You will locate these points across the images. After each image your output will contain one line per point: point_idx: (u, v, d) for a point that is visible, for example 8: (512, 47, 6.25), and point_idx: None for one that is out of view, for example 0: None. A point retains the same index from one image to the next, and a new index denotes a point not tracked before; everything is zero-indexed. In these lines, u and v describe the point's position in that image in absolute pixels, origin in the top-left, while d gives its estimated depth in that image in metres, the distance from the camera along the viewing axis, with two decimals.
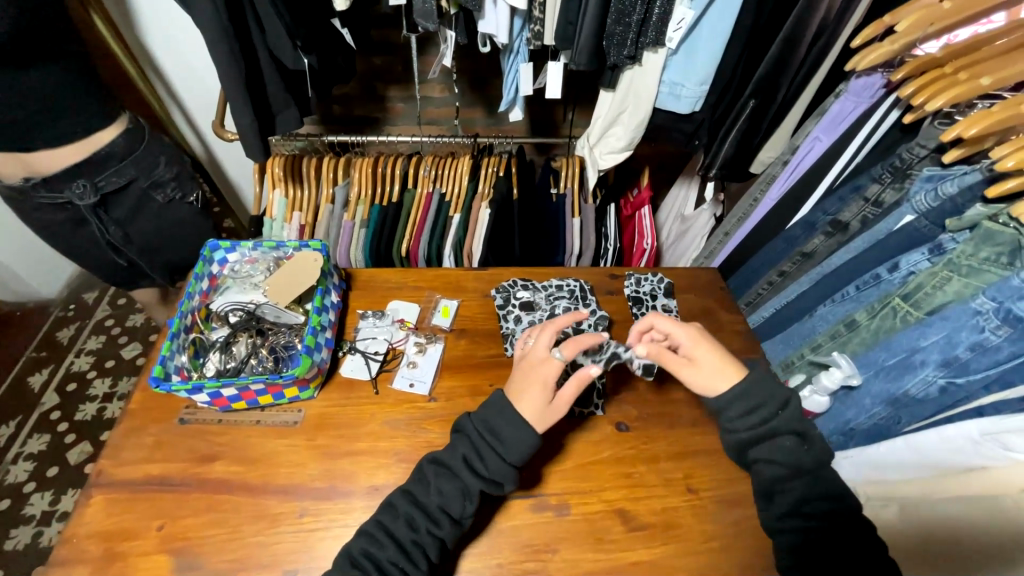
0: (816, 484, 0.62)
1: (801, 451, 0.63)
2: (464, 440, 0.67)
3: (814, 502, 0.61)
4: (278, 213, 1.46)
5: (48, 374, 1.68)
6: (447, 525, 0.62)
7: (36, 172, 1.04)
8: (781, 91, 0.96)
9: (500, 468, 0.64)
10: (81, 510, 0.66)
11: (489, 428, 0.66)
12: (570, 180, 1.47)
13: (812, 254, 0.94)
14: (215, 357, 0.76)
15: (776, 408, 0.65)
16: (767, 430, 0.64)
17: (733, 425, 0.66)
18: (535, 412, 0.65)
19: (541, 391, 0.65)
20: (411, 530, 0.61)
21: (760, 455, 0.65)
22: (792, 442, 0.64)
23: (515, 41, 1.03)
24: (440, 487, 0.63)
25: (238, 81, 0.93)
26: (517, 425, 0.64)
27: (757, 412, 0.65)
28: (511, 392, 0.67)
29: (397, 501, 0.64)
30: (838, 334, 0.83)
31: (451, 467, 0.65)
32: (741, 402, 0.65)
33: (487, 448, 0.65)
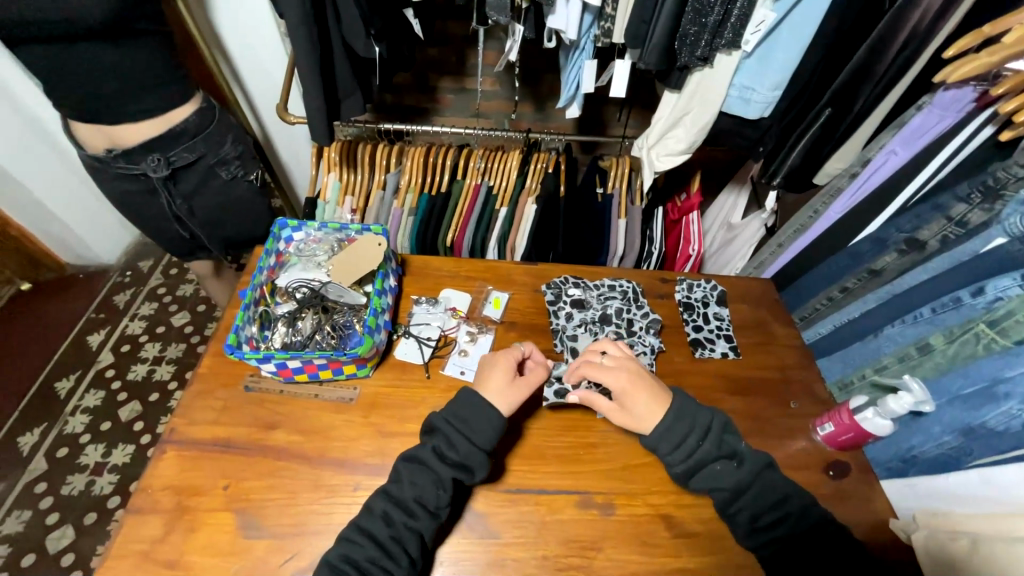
0: (760, 496, 0.66)
1: (734, 471, 0.66)
2: (433, 435, 0.67)
3: (767, 515, 0.66)
4: (330, 196, 1.50)
5: (105, 335, 1.79)
6: (423, 516, 0.63)
7: (118, 145, 1.10)
8: (860, 100, 0.91)
9: (471, 455, 0.65)
10: (155, 463, 0.71)
11: (456, 417, 0.67)
12: (618, 180, 1.45)
13: (880, 271, 0.91)
14: (281, 329, 0.80)
15: (697, 439, 0.66)
16: (696, 461, 0.66)
17: (669, 460, 0.67)
18: (503, 397, 0.69)
19: (506, 373, 0.71)
20: (388, 525, 0.62)
21: (702, 485, 0.67)
22: (723, 464, 0.67)
23: (582, 37, 1.01)
24: (413, 479, 0.64)
25: (312, 66, 0.96)
26: (482, 413, 0.67)
27: (682, 446, 0.66)
28: (476, 387, 0.70)
29: (372, 502, 0.64)
30: (908, 357, 0.81)
31: (423, 461, 0.65)
32: (666, 438, 0.66)
33: (456, 437, 0.66)
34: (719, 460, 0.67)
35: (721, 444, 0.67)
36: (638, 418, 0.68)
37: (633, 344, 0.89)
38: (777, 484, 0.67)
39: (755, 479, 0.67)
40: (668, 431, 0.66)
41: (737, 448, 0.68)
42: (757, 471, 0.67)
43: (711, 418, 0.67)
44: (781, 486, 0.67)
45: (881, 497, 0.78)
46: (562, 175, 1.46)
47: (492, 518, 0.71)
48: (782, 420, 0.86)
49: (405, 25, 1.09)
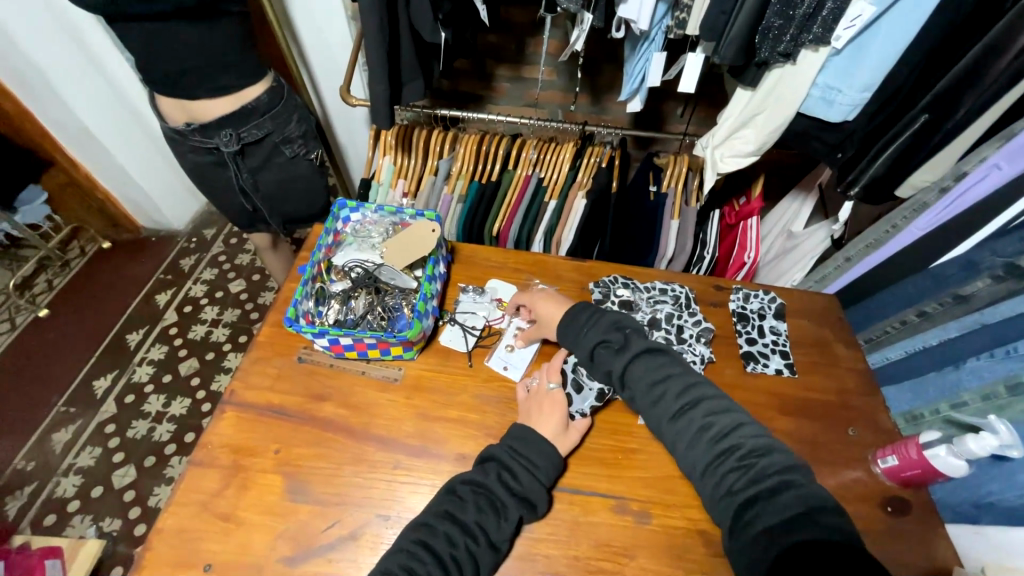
0: (646, 374, 0.69)
1: (617, 351, 0.72)
2: (496, 462, 0.68)
3: (658, 395, 0.67)
4: (383, 178, 1.53)
5: (171, 295, 1.93)
6: (483, 543, 0.62)
7: (196, 119, 1.17)
8: (964, 106, 0.81)
9: (533, 488, 0.67)
10: (215, 421, 0.76)
11: (522, 448, 0.69)
12: (674, 179, 1.40)
13: (967, 297, 0.82)
14: (335, 306, 0.83)
15: (584, 325, 0.75)
16: (582, 342, 0.75)
17: (570, 346, 0.76)
18: (557, 438, 0.72)
19: (560, 421, 0.73)
20: (451, 544, 0.61)
21: (598, 368, 0.73)
22: (605, 346, 0.73)
23: (653, 29, 0.97)
24: (478, 503, 0.64)
25: (379, 50, 0.97)
26: (545, 449, 0.69)
27: (579, 331, 0.75)
28: (532, 421, 0.73)
29: (432, 520, 0.63)
30: (994, 397, 0.74)
31: (487, 486, 0.66)
32: (574, 324, 0.76)
33: (521, 466, 0.67)
34: (604, 342, 0.73)
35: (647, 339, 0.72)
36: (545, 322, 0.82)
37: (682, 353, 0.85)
38: (656, 365, 0.69)
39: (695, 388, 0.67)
40: (568, 326, 0.77)
41: (628, 335, 0.73)
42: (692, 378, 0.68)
43: (587, 307, 0.77)
44: (715, 397, 0.66)
45: (944, 541, 0.71)
46: (615, 170, 1.43)
47: None
48: (837, 447, 0.81)
49: (470, 11, 1.09)
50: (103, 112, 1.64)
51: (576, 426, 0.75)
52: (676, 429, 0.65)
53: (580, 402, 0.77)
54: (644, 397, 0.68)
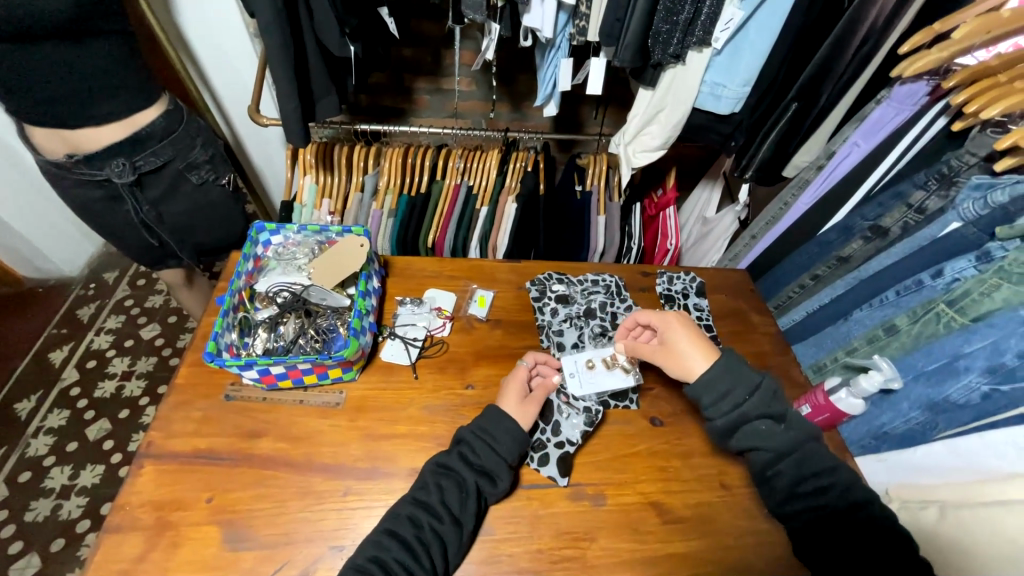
0: (804, 461, 0.67)
1: (779, 432, 0.68)
2: (461, 440, 0.70)
3: (808, 482, 0.67)
4: (307, 199, 1.47)
5: (68, 351, 1.71)
6: (448, 521, 0.64)
7: (79, 150, 1.05)
8: (825, 93, 0.94)
9: (494, 463, 0.68)
10: (132, 479, 0.68)
11: (483, 425, 0.70)
12: (596, 178, 1.48)
13: (848, 258, 0.94)
14: (262, 334, 0.78)
15: (743, 395, 0.69)
16: (740, 416, 0.68)
17: (710, 412, 0.70)
18: (518, 412, 0.72)
19: (515, 389, 0.74)
20: (414, 527, 0.63)
21: (743, 442, 0.69)
22: (768, 424, 0.68)
23: (558, 36, 1.03)
24: (440, 485, 0.66)
25: (287, 66, 0.94)
26: (508, 426, 0.70)
27: (727, 398, 0.69)
28: (499, 399, 0.74)
29: (400, 508, 0.65)
30: (877, 338, 0.83)
31: (449, 466, 0.68)
32: (709, 388, 0.70)
33: (481, 442, 0.69)
34: (765, 420, 0.68)
35: (771, 404, 0.69)
36: (680, 362, 0.74)
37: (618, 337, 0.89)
38: (821, 455, 0.68)
39: (800, 445, 0.68)
40: (707, 384, 0.70)
41: (788, 415, 0.69)
42: (802, 439, 0.68)
43: (762, 379, 0.70)
44: (827, 458, 0.68)
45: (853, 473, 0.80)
46: (541, 173, 1.48)
47: (486, 514, 0.71)
48: None
49: (379, 25, 1.09)
50: None
51: (535, 396, 0.74)
52: (806, 505, 0.66)
53: (570, 429, 0.78)
54: (789, 476, 0.67)
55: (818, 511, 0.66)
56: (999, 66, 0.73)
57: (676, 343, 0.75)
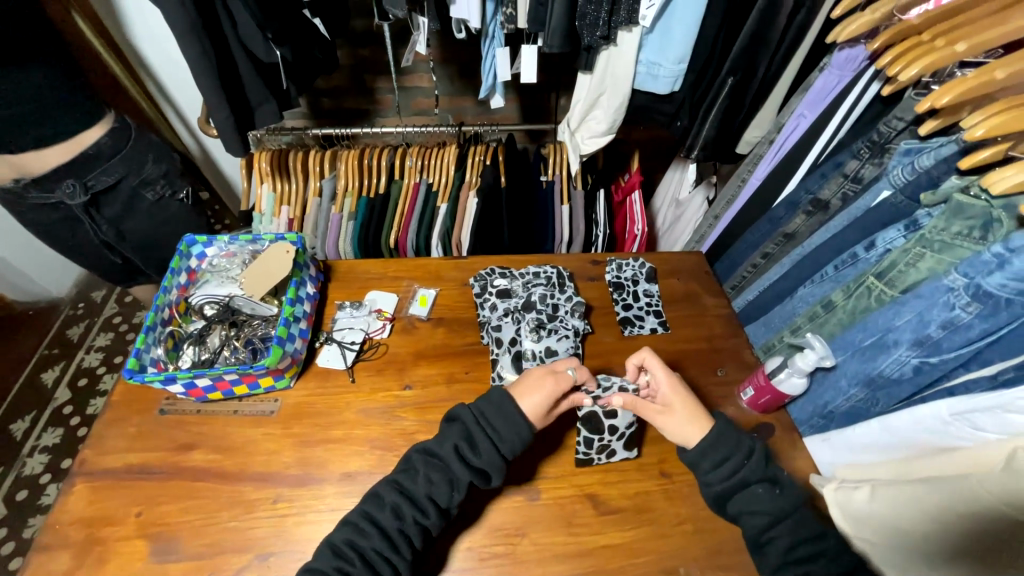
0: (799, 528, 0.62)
1: (774, 497, 0.63)
2: (459, 428, 0.67)
3: (802, 547, 0.61)
4: (266, 207, 1.47)
5: (59, 371, 1.75)
6: (432, 515, 0.64)
7: (27, 173, 1.06)
8: (762, 66, 0.91)
9: (492, 460, 0.65)
10: (64, 498, 0.68)
11: (486, 417, 0.66)
12: (558, 167, 1.50)
13: (794, 234, 0.91)
14: (190, 349, 0.77)
15: (742, 459, 0.64)
16: (738, 482, 0.64)
17: (707, 479, 0.65)
18: (533, 416, 0.67)
19: (543, 396, 0.68)
20: (397, 518, 0.62)
21: (740, 509, 0.64)
22: (765, 488, 0.64)
23: (489, 25, 1.01)
24: (429, 476, 0.64)
25: (213, 76, 0.93)
26: (514, 422, 0.66)
27: (725, 465, 0.64)
28: (513, 389, 0.69)
29: (382, 492, 0.64)
30: (817, 316, 0.79)
31: (441, 457, 0.65)
32: (706, 454, 0.65)
33: (481, 437, 0.65)
34: (764, 484, 0.64)
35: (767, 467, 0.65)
36: (682, 428, 0.68)
37: (556, 328, 0.86)
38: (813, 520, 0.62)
39: (797, 510, 0.63)
40: (704, 454, 0.66)
41: (781, 476, 0.65)
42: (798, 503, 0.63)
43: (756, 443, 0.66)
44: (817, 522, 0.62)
45: (801, 454, 0.78)
46: (500, 166, 1.47)
47: None
48: (709, 389, 0.87)
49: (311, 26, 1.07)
50: None
51: (558, 409, 0.70)
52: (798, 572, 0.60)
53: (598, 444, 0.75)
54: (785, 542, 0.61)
55: (765, 517, 0.62)
56: (925, 23, 0.71)
57: (680, 404, 0.70)
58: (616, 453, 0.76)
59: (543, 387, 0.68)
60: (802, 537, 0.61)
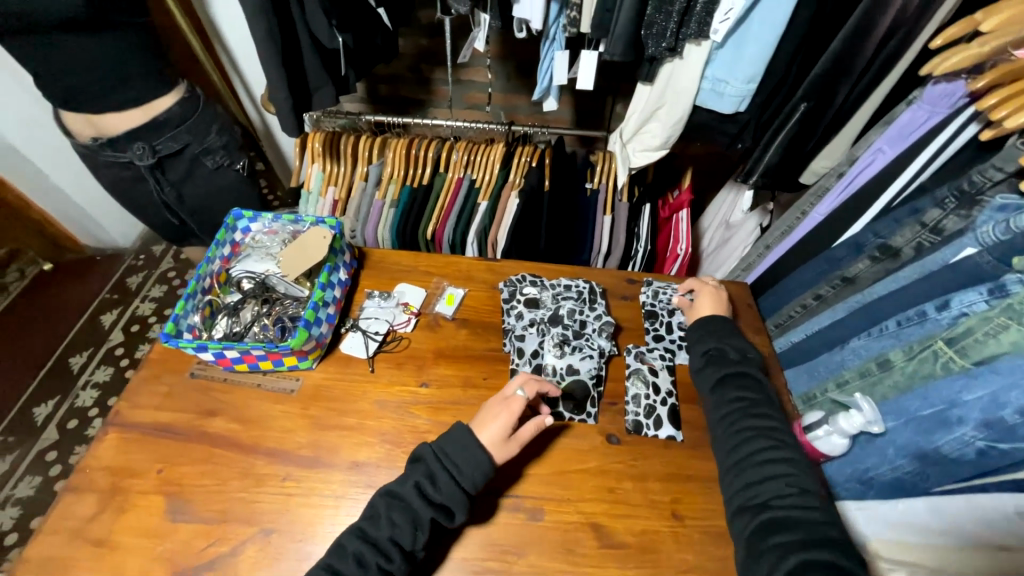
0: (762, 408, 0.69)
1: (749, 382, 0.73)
2: (419, 468, 0.67)
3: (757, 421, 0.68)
4: (314, 185, 1.51)
5: (116, 315, 1.88)
6: (397, 558, 0.62)
7: (104, 133, 1.14)
8: (841, 95, 0.84)
9: (454, 495, 0.65)
10: (97, 444, 0.73)
11: (445, 453, 0.66)
12: (605, 175, 1.43)
13: (853, 279, 0.84)
14: (224, 320, 0.80)
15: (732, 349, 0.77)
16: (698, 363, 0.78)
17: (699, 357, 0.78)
18: (493, 447, 0.67)
19: (500, 428, 0.68)
20: (359, 566, 0.60)
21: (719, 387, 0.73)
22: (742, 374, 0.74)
23: (551, 27, 0.99)
24: (391, 518, 0.63)
25: (278, 56, 0.96)
26: (474, 457, 0.65)
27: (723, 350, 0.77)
28: (474, 425, 0.69)
29: (346, 540, 0.62)
30: (869, 373, 0.73)
31: (402, 496, 0.64)
32: (706, 339, 0.80)
33: (441, 473, 0.65)
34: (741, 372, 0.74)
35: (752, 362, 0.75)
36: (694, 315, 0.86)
37: (581, 346, 0.84)
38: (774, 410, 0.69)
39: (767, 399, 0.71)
40: (702, 326, 0.82)
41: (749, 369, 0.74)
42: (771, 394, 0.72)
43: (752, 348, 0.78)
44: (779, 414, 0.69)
45: None
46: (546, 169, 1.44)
47: None
48: None
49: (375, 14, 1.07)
50: (29, 130, 1.59)
51: (516, 439, 0.69)
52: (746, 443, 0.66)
53: (646, 403, 0.82)
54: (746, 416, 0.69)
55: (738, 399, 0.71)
56: None
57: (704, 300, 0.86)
58: (663, 424, 0.80)
59: (498, 417, 0.69)
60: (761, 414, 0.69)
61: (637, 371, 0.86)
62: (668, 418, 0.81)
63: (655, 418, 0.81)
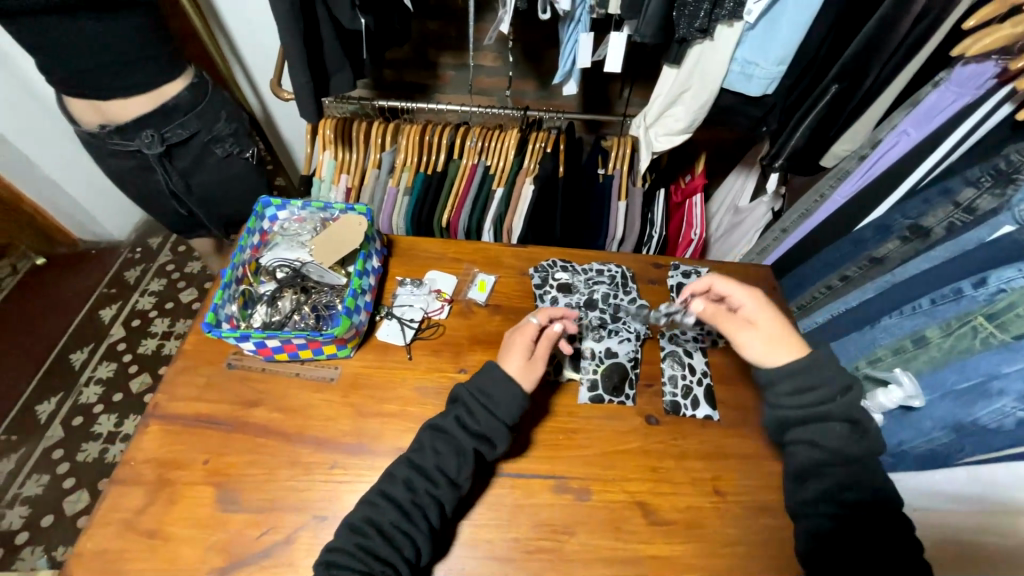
0: (861, 471, 0.63)
1: (851, 438, 0.63)
2: (458, 404, 0.70)
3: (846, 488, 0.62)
4: (325, 173, 1.48)
5: (116, 310, 1.84)
6: (445, 486, 0.65)
7: (111, 121, 1.10)
8: (872, 76, 0.84)
9: (493, 426, 0.67)
10: (139, 436, 0.72)
11: (481, 388, 0.69)
12: (620, 162, 1.42)
13: (882, 259, 0.87)
14: (262, 309, 0.80)
15: (832, 393, 0.64)
16: (814, 415, 0.65)
17: (780, 401, 0.67)
18: (520, 371, 0.70)
19: (522, 350, 0.72)
20: (410, 491, 0.64)
21: (803, 436, 0.66)
22: (845, 427, 0.64)
23: (577, 8, 0.97)
24: (436, 448, 0.66)
25: (298, 40, 0.93)
26: (507, 387, 0.68)
27: (809, 394, 0.65)
28: (500, 357, 0.73)
29: (397, 470, 0.66)
30: (902, 350, 0.76)
31: (445, 428, 0.68)
32: (795, 378, 0.66)
33: (478, 403, 0.68)
34: (845, 422, 0.64)
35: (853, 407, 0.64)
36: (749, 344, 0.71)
37: (617, 330, 0.87)
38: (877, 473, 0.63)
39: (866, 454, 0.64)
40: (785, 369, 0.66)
41: (865, 422, 0.65)
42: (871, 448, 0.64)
43: (853, 381, 0.65)
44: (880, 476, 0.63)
45: None
46: (560, 155, 1.43)
47: (469, 499, 0.71)
48: None
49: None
50: (20, 119, 1.52)
51: (538, 354, 0.73)
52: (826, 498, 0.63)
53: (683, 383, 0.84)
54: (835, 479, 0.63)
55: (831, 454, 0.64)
56: None
57: (763, 323, 0.71)
58: (700, 403, 0.82)
59: (515, 342, 0.73)
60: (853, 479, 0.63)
61: (672, 352, 0.87)
62: (705, 398, 0.82)
63: (692, 397, 0.82)
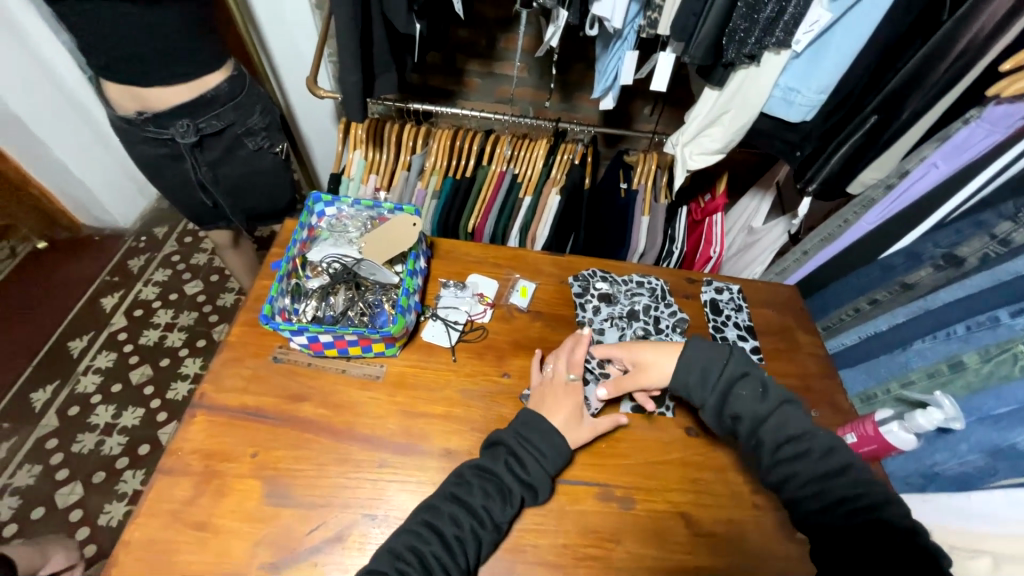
0: (783, 426, 0.68)
1: (757, 400, 0.70)
2: (505, 448, 0.69)
3: (785, 447, 0.67)
4: (354, 172, 1.49)
5: (118, 298, 1.79)
6: (488, 526, 0.64)
7: (148, 107, 1.08)
8: (908, 109, 0.87)
9: (539, 476, 0.68)
10: (184, 427, 0.71)
11: (530, 437, 0.69)
12: (644, 177, 1.41)
13: (913, 285, 0.93)
14: (313, 303, 0.79)
15: (719, 367, 0.72)
16: (725, 387, 0.72)
17: (698, 391, 0.73)
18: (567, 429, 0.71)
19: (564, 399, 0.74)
20: (455, 526, 0.62)
21: (731, 411, 0.71)
22: (748, 391, 0.71)
23: (626, 27, 0.98)
24: (484, 488, 0.65)
25: (353, 40, 0.95)
26: (556, 441, 0.69)
27: (707, 374, 0.72)
28: (543, 410, 0.72)
29: (439, 502, 0.64)
30: (938, 373, 0.81)
31: (493, 470, 0.67)
32: (691, 367, 0.73)
33: (526, 452, 0.68)
34: (745, 386, 0.71)
35: (741, 368, 0.73)
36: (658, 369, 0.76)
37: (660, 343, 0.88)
38: (798, 417, 0.69)
39: (776, 411, 0.69)
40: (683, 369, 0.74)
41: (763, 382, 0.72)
42: (779, 404, 0.70)
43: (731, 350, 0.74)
44: (799, 423, 0.68)
45: None
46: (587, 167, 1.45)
47: None
48: None
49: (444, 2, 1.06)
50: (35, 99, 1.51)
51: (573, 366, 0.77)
52: (787, 470, 0.66)
53: None
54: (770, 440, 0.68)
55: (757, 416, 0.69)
56: None
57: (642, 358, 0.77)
58: None
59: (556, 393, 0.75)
60: (788, 438, 0.67)
61: None
62: None
63: None
